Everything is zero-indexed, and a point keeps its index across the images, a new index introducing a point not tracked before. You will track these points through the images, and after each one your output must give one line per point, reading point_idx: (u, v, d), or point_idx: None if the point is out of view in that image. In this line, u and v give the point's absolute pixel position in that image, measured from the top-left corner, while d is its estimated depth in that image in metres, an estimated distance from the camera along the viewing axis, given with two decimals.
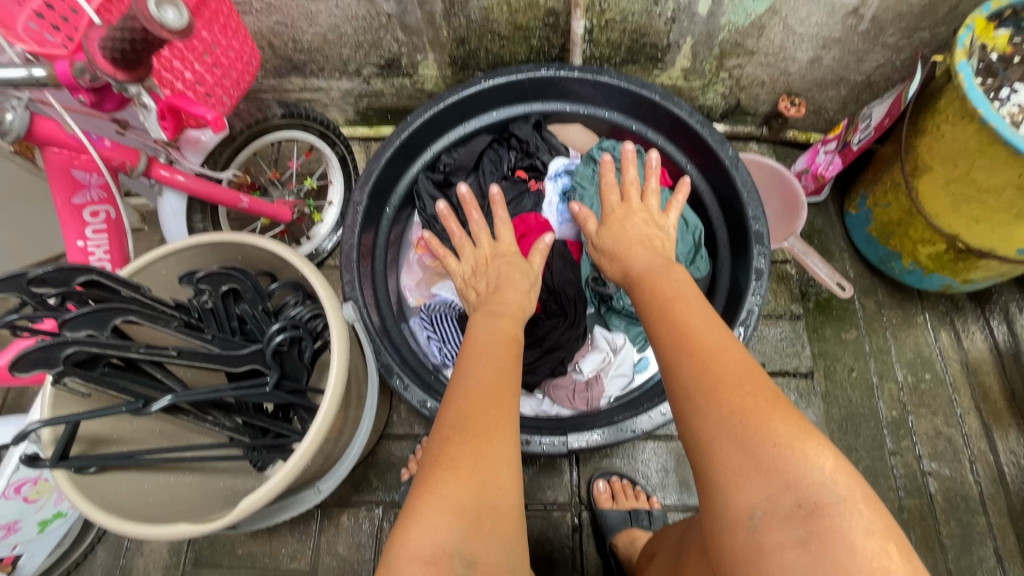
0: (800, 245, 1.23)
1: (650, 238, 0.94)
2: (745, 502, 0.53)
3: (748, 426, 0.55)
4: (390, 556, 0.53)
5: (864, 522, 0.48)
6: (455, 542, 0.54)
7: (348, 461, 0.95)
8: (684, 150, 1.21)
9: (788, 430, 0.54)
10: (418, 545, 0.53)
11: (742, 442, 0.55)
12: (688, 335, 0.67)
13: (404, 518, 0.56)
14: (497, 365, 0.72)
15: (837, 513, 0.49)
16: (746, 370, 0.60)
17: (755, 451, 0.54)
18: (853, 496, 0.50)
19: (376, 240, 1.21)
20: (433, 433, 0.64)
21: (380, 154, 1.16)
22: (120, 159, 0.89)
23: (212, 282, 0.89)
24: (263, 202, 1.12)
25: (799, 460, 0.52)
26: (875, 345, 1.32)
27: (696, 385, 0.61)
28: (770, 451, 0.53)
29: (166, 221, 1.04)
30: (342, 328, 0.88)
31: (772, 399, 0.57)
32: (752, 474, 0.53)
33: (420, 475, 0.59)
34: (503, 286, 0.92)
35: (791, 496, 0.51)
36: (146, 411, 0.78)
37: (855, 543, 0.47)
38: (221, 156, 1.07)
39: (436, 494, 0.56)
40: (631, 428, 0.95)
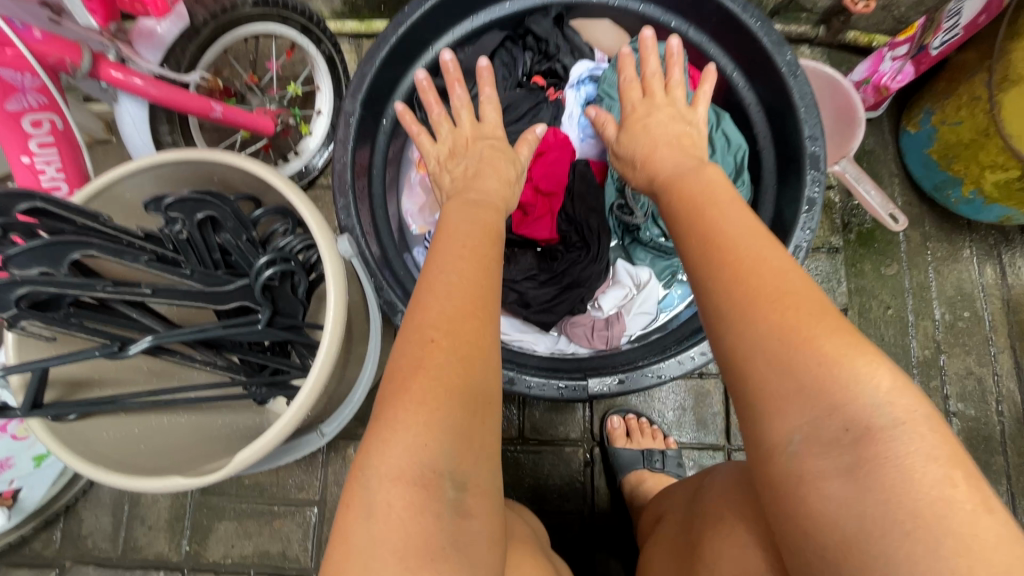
0: (853, 168, 1.08)
1: (688, 139, 0.80)
2: (784, 427, 0.49)
3: (790, 345, 0.48)
4: (368, 464, 0.51)
5: (924, 445, 0.44)
6: (438, 462, 0.50)
7: (354, 404, 0.87)
8: (730, 53, 1.04)
9: (835, 344, 0.48)
10: (398, 463, 0.50)
11: (784, 362, 0.48)
12: (718, 248, 0.56)
13: (381, 425, 0.52)
14: (477, 270, 0.63)
15: (891, 438, 0.45)
16: (798, 286, 0.52)
17: (799, 370, 0.48)
18: (908, 417, 0.45)
19: (373, 158, 1.08)
20: (403, 344, 0.56)
21: (374, 55, 0.98)
22: (63, 57, 0.74)
23: (185, 209, 0.76)
24: (241, 111, 0.96)
25: (850, 379, 0.47)
26: (916, 281, 1.22)
27: (745, 306, 0.51)
28: (818, 376, 0.47)
29: (128, 134, 0.89)
30: (338, 263, 0.76)
31: (824, 313, 0.49)
32: (793, 396, 0.48)
33: (394, 379, 0.54)
34: (477, 176, 0.80)
35: (839, 420, 0.46)
36: (123, 355, 0.71)
37: (914, 470, 0.43)
38: (185, 54, 0.89)
39: (412, 412, 0.51)
40: (655, 373, 0.87)
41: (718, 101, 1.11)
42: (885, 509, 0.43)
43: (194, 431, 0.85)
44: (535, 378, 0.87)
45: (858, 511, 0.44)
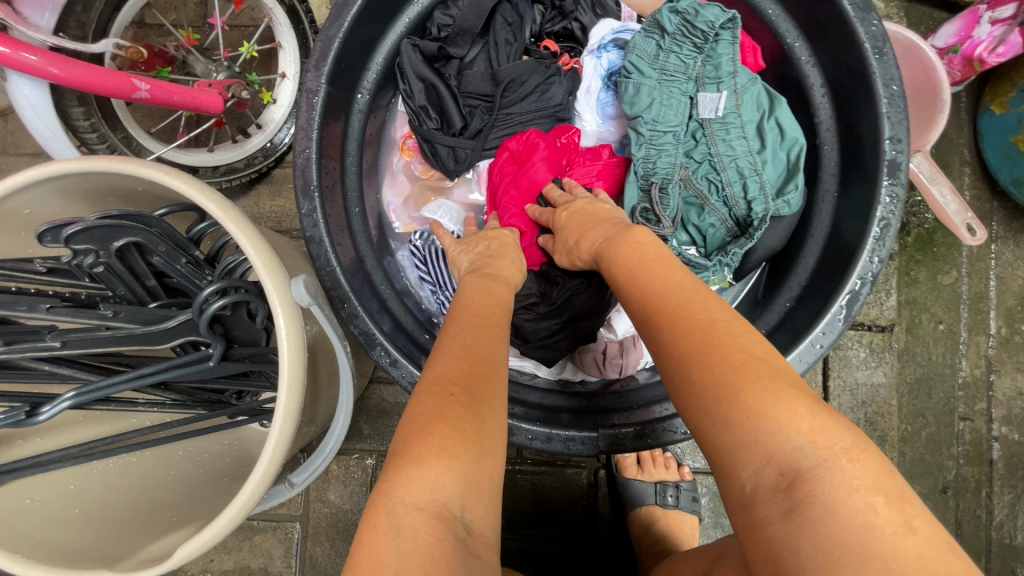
0: (929, 167, 0.89)
1: (611, 210, 0.74)
2: (735, 478, 0.44)
3: (722, 396, 0.45)
4: (388, 492, 0.44)
5: (845, 479, 0.39)
6: (458, 505, 0.45)
7: (325, 455, 0.74)
8: (791, 15, 0.82)
9: (758, 395, 0.44)
10: (421, 495, 0.44)
11: (721, 416, 0.45)
12: (654, 308, 0.54)
13: (396, 460, 0.47)
14: (487, 327, 0.59)
15: (816, 479, 0.39)
16: (733, 338, 0.48)
17: (731, 423, 0.44)
18: (835, 454, 0.40)
19: (346, 142, 0.87)
20: (417, 388, 0.52)
21: (343, 12, 0.78)
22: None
23: (97, 236, 0.59)
24: (175, 87, 0.77)
25: (770, 421, 0.43)
26: (973, 290, 1.06)
27: (678, 368, 0.49)
28: (745, 424, 0.43)
29: (32, 123, 0.70)
30: (297, 319, 0.59)
31: (742, 366, 0.45)
32: (735, 447, 0.44)
33: (406, 421, 0.49)
34: (493, 257, 0.75)
35: (771, 463, 0.42)
36: (34, 422, 0.59)
37: (838, 504, 0.38)
38: (90, 15, 0.68)
39: (434, 447, 0.46)
40: (681, 428, 0.73)
41: (768, 76, 0.91)
42: (815, 552, 0.37)
43: (148, 473, 0.76)
44: (537, 429, 0.75)
45: (796, 560, 0.38)
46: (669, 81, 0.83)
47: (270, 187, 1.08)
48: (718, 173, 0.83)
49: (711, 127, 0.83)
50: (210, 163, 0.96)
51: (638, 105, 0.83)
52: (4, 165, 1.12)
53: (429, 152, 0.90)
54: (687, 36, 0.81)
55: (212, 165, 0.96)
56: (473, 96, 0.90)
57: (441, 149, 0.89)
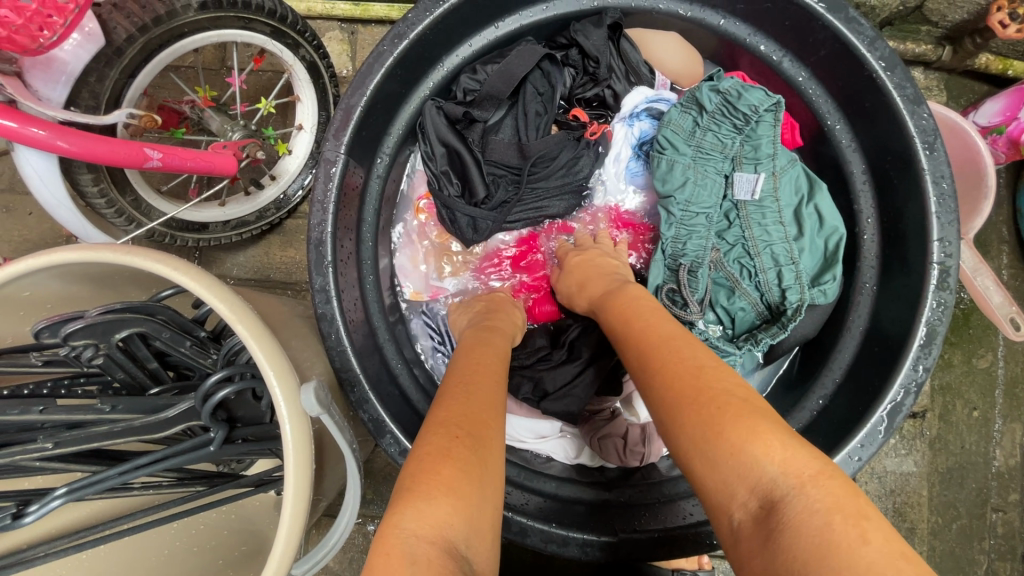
0: (972, 256, 0.85)
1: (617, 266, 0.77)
2: (722, 508, 0.42)
3: (704, 426, 0.44)
4: (400, 521, 0.39)
5: (808, 502, 0.38)
6: (464, 542, 0.40)
7: (329, 549, 0.70)
8: (834, 95, 0.79)
9: (736, 427, 0.42)
10: (431, 527, 0.39)
11: (702, 448, 0.43)
12: (645, 353, 0.53)
13: (404, 493, 0.42)
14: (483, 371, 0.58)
15: (789, 506, 0.38)
16: (698, 375, 0.47)
17: (709, 454, 0.43)
18: (805, 478, 0.39)
19: (364, 207, 0.84)
20: (425, 426, 0.49)
21: (367, 78, 0.75)
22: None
23: (96, 330, 0.55)
24: (188, 154, 0.74)
25: (745, 450, 0.41)
26: (1010, 375, 1.01)
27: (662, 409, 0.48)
28: (725, 459, 0.42)
29: (39, 191, 0.67)
30: (306, 428, 0.55)
31: (720, 401, 0.44)
32: (719, 475, 0.42)
33: (414, 455, 0.45)
34: (491, 314, 0.78)
35: (751, 493, 0.41)
36: (19, 524, 0.56)
37: (807, 525, 0.37)
38: (104, 84, 0.65)
39: (447, 486, 0.42)
40: (709, 537, 0.69)
41: (805, 152, 0.87)
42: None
43: (139, 559, 0.72)
44: (553, 531, 0.70)
45: None
46: (701, 157, 0.79)
47: (281, 238, 1.05)
48: (751, 258, 0.79)
49: (746, 210, 0.79)
50: (220, 217, 0.92)
51: (671, 179, 0.79)
52: (10, 204, 1.09)
53: (450, 222, 0.87)
54: (725, 115, 0.77)
55: (223, 219, 0.92)
56: (496, 166, 0.86)
57: (461, 217, 0.86)
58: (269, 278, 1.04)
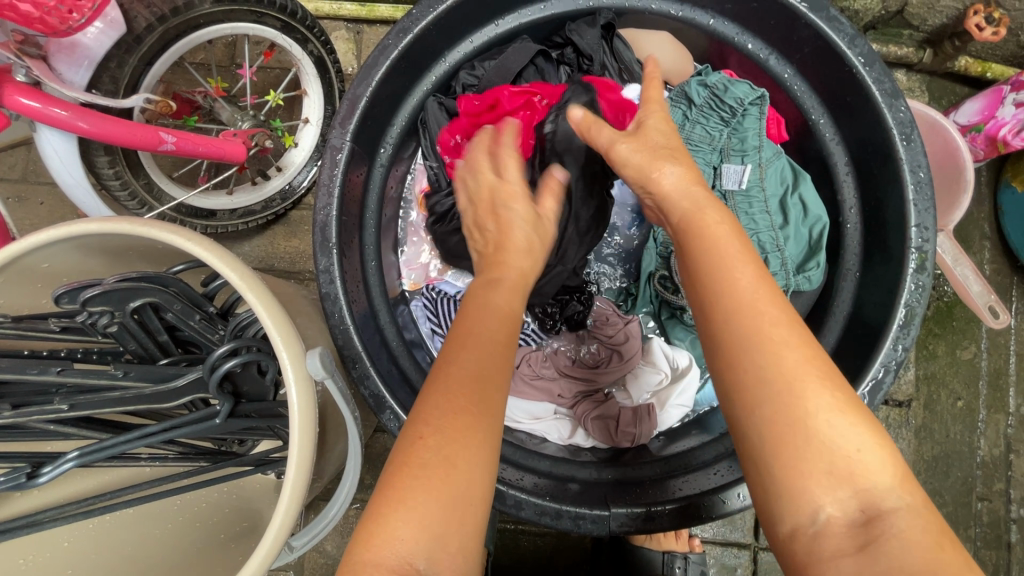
0: (952, 246, 0.89)
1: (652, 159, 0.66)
2: (809, 505, 0.42)
3: (825, 430, 0.43)
4: (351, 551, 0.42)
5: (917, 521, 0.41)
6: (424, 559, 0.41)
7: (328, 521, 0.71)
8: (818, 92, 0.82)
9: (865, 433, 0.44)
10: (382, 551, 0.41)
11: (818, 448, 0.43)
12: (738, 319, 0.47)
13: (385, 496, 0.44)
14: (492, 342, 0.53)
15: (895, 520, 0.41)
16: (814, 366, 0.45)
17: (826, 454, 0.43)
18: (912, 503, 0.42)
19: (367, 196, 0.87)
20: (409, 425, 0.47)
21: (372, 70, 0.78)
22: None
23: (113, 298, 0.58)
24: (200, 139, 0.77)
25: (863, 460, 0.42)
26: (993, 366, 1.04)
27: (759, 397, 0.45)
28: (831, 461, 0.42)
29: (57, 171, 0.70)
30: (311, 393, 0.58)
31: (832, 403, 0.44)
32: (821, 477, 0.42)
33: (394, 462, 0.45)
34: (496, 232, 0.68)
35: (854, 498, 0.42)
36: (33, 485, 0.58)
37: (913, 544, 0.40)
38: (123, 70, 0.69)
39: (415, 507, 0.43)
40: (694, 510, 0.72)
41: (791, 148, 0.90)
42: None
43: (144, 531, 0.73)
44: (546, 504, 0.72)
45: None
46: (695, 148, 0.83)
47: (286, 228, 1.08)
48: None
49: (734, 200, 0.82)
50: (228, 206, 0.96)
51: None
52: (23, 194, 1.13)
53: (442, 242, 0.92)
54: (715, 108, 0.81)
55: (231, 208, 0.96)
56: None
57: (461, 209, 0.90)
58: (273, 267, 1.07)
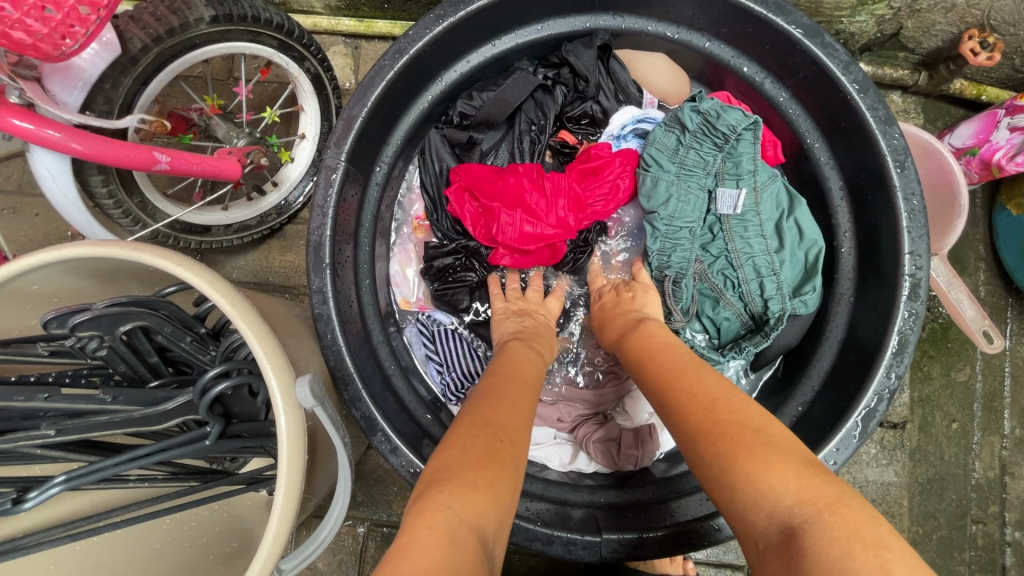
0: (947, 271, 0.89)
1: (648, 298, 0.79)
2: (748, 536, 0.45)
3: (729, 463, 0.47)
4: (442, 502, 0.42)
5: (827, 530, 0.39)
6: (490, 532, 0.43)
7: (320, 543, 0.71)
8: (813, 117, 0.83)
9: (755, 459, 0.45)
10: (466, 511, 0.42)
11: (729, 481, 0.46)
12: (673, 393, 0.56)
13: (446, 477, 0.45)
14: (518, 393, 0.60)
15: (808, 532, 0.40)
16: (724, 412, 0.51)
17: (734, 487, 0.45)
18: (825, 507, 0.41)
19: (361, 214, 0.87)
20: (451, 435, 0.52)
21: (368, 92, 0.78)
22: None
23: (104, 322, 0.58)
24: (195, 158, 0.77)
25: (768, 484, 0.44)
26: (988, 388, 1.04)
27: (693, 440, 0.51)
28: (745, 490, 0.45)
29: (49, 190, 0.70)
30: (300, 420, 0.57)
31: (769, 440, 0.47)
32: (741, 510, 0.45)
33: (446, 453, 0.48)
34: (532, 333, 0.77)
35: (771, 521, 0.43)
36: (19, 510, 0.57)
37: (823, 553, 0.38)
38: (118, 91, 0.69)
39: (481, 481, 0.45)
40: (688, 537, 0.70)
41: (787, 170, 0.90)
42: None
43: (131, 552, 0.72)
44: (538, 529, 0.71)
45: None
46: (687, 175, 0.83)
47: (281, 243, 1.08)
48: (734, 269, 0.82)
49: (729, 223, 0.82)
50: (223, 221, 0.95)
51: (656, 197, 0.83)
52: (19, 205, 1.13)
53: (439, 300, 0.93)
54: (707, 135, 0.81)
55: (226, 223, 0.95)
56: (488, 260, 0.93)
57: None
58: (267, 282, 1.07)
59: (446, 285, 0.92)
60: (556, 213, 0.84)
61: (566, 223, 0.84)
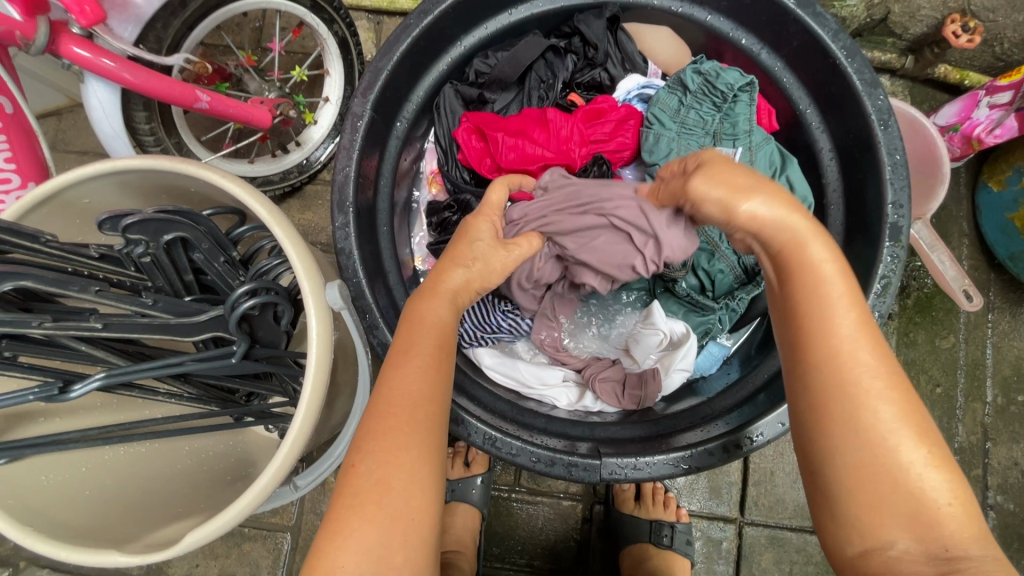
0: (929, 234, 0.95)
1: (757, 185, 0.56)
2: (883, 535, 0.46)
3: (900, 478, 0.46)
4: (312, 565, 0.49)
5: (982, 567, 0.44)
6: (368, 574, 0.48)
7: (332, 460, 0.76)
8: (805, 85, 0.89)
9: (932, 479, 0.46)
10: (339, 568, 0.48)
11: (888, 489, 0.46)
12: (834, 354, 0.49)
13: (327, 530, 0.50)
14: (417, 376, 0.55)
15: (972, 563, 0.45)
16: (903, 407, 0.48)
17: (896, 493, 0.46)
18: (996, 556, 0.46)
19: (381, 165, 0.93)
20: (349, 453, 0.53)
21: (393, 47, 0.85)
22: (81, 10, 0.64)
23: (150, 228, 0.63)
24: (231, 102, 0.83)
25: (940, 504, 0.46)
26: (971, 357, 1.09)
27: (852, 428, 0.48)
28: (911, 502, 0.46)
29: (98, 120, 0.76)
30: (329, 321, 0.62)
31: (922, 448, 0.47)
32: (895, 516, 0.46)
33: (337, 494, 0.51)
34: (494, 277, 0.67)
35: (926, 539, 0.45)
36: (65, 398, 0.61)
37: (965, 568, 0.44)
38: (168, 31, 0.75)
39: (362, 526, 0.49)
40: (681, 462, 0.75)
41: (781, 139, 0.97)
42: None
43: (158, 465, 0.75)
44: (542, 452, 0.76)
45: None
46: (688, 133, 0.89)
47: (300, 201, 1.13)
48: None
49: None
50: (249, 173, 1.01)
51: (659, 150, 0.89)
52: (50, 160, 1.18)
53: (435, 252, 0.98)
54: (705, 96, 0.89)
55: (251, 175, 1.01)
56: None
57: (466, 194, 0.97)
58: None
59: (444, 238, 0.97)
60: (559, 144, 0.90)
61: (567, 153, 0.90)
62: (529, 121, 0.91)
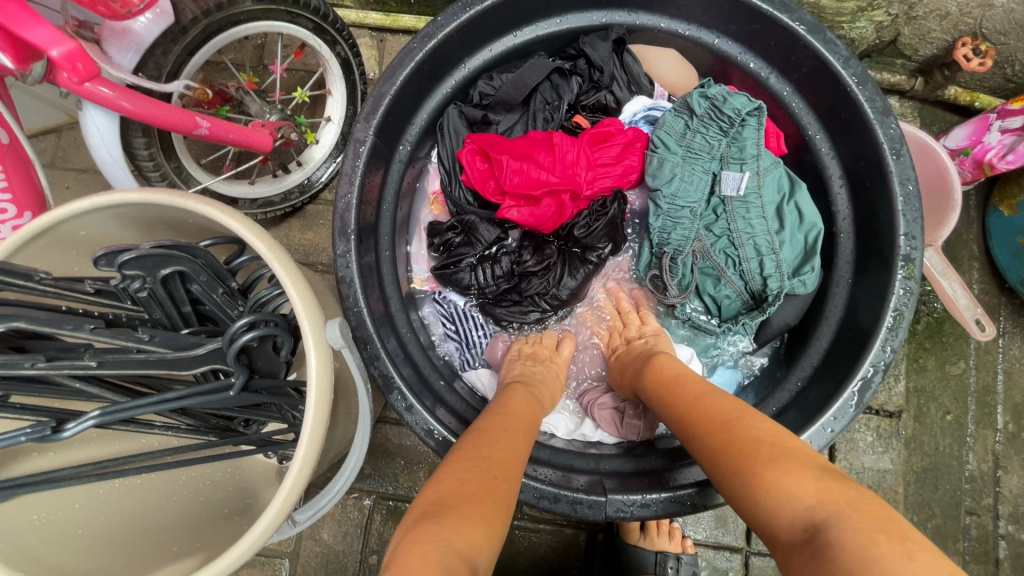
0: (940, 261, 0.93)
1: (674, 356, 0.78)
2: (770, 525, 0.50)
3: (748, 476, 0.53)
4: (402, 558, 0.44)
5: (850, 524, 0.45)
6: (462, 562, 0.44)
7: (333, 494, 0.73)
8: (814, 110, 0.88)
9: (775, 467, 0.52)
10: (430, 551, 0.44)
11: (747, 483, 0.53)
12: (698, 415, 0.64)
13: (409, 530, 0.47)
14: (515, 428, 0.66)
15: (829, 527, 0.46)
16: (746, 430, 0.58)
17: (756, 488, 0.52)
18: (853, 505, 0.47)
19: (383, 189, 0.91)
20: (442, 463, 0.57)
21: (396, 72, 0.83)
22: (73, 69, 0.62)
23: (147, 263, 0.62)
24: (232, 127, 0.82)
25: (789, 485, 0.50)
26: (981, 383, 1.07)
27: (711, 458, 0.58)
28: (765, 492, 0.51)
29: (96, 148, 0.74)
30: (329, 359, 0.61)
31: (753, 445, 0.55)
32: (762, 505, 0.51)
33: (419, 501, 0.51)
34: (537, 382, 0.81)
35: (798, 517, 0.48)
36: (58, 438, 0.59)
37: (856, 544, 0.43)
38: (167, 58, 0.74)
39: (455, 522, 0.47)
40: (688, 500, 0.73)
41: (790, 163, 0.95)
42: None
43: (153, 499, 0.74)
44: (545, 488, 0.74)
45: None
46: (695, 158, 0.88)
47: (301, 221, 1.12)
48: (736, 248, 0.87)
49: (732, 205, 0.87)
50: (249, 195, 1.00)
51: (665, 175, 0.88)
52: (50, 177, 1.17)
53: (440, 277, 0.96)
54: (712, 120, 0.86)
55: (252, 197, 1.00)
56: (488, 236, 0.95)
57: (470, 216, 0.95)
58: None
59: (448, 261, 0.95)
60: (565, 168, 0.88)
61: (572, 179, 0.88)
62: (534, 145, 0.90)
